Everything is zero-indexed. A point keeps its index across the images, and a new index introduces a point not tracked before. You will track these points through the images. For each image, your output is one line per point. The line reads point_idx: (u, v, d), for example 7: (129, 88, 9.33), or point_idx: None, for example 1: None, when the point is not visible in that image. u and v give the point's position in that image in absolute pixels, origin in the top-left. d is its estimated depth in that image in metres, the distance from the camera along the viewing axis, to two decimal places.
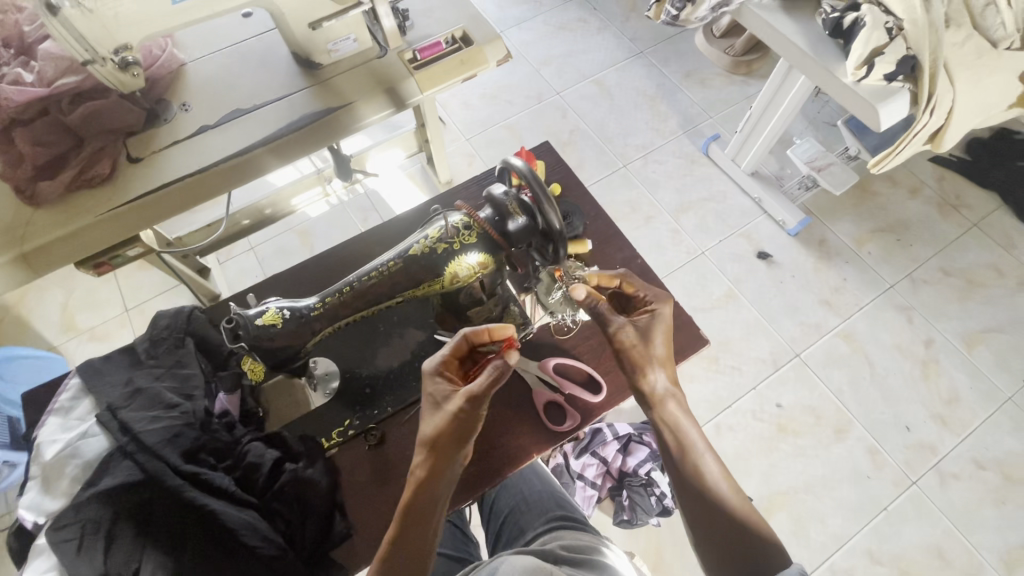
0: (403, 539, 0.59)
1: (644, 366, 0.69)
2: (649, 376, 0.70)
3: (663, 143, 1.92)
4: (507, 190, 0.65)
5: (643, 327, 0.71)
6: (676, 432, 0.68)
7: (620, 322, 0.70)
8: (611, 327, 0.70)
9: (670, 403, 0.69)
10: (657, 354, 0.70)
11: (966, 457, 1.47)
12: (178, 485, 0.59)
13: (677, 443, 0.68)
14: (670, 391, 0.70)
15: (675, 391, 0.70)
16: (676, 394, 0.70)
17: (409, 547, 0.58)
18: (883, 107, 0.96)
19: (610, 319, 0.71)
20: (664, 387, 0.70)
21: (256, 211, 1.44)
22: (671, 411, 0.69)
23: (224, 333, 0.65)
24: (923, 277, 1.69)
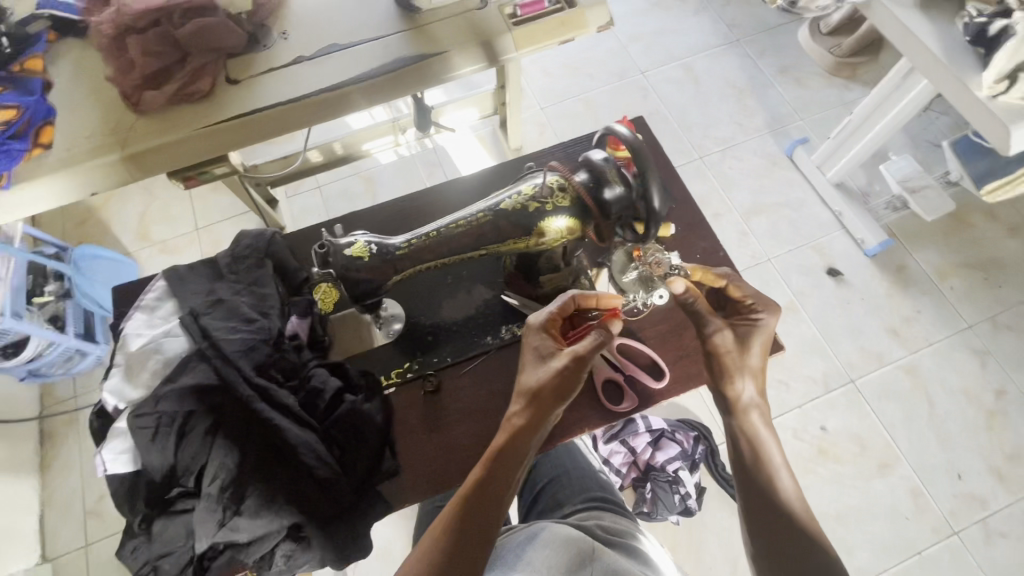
0: (491, 478, 0.60)
1: (734, 374, 0.68)
2: (738, 384, 0.69)
3: (746, 139, 1.83)
4: (608, 157, 0.63)
5: (742, 335, 0.69)
6: (755, 442, 0.68)
7: (718, 324, 0.69)
8: (705, 331, 0.69)
9: (754, 414, 0.68)
10: (749, 363, 0.69)
11: (1019, 518, 1.38)
12: (247, 397, 0.62)
13: (753, 454, 0.68)
14: (756, 403, 0.69)
15: (759, 402, 0.69)
16: (760, 407, 0.69)
17: (496, 487, 0.60)
18: (1016, 129, 0.88)
19: (706, 322, 0.69)
20: (750, 398, 0.69)
21: (328, 149, 1.46)
22: (752, 420, 0.69)
23: (315, 257, 0.67)
24: (1008, 323, 1.57)
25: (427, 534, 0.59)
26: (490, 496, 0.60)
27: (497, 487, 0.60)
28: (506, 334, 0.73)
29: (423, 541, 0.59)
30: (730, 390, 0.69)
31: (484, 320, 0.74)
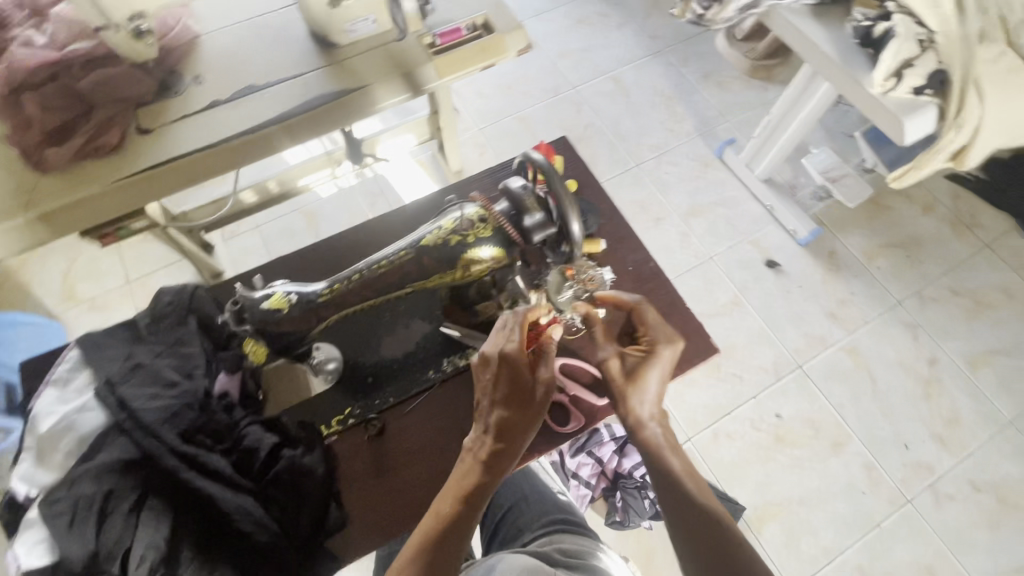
0: (468, 513, 0.60)
1: (628, 397, 0.68)
2: (631, 406, 0.68)
3: (678, 144, 1.90)
4: (525, 184, 0.63)
5: (636, 361, 0.69)
6: (661, 459, 0.66)
7: (609, 352, 0.70)
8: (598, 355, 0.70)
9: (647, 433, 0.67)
10: (634, 388, 0.68)
11: (963, 479, 1.46)
12: (173, 467, 0.59)
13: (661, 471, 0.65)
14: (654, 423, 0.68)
15: (658, 422, 0.68)
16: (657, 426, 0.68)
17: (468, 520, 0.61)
18: (909, 121, 0.95)
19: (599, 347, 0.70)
20: (645, 418, 0.68)
21: (263, 188, 1.42)
22: (653, 437, 0.67)
23: (229, 315, 0.65)
24: (932, 296, 1.68)
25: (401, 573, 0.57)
26: (461, 529, 0.60)
27: (466, 519, 0.61)
28: (449, 367, 0.73)
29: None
30: (628, 411, 0.68)
31: (425, 353, 0.74)
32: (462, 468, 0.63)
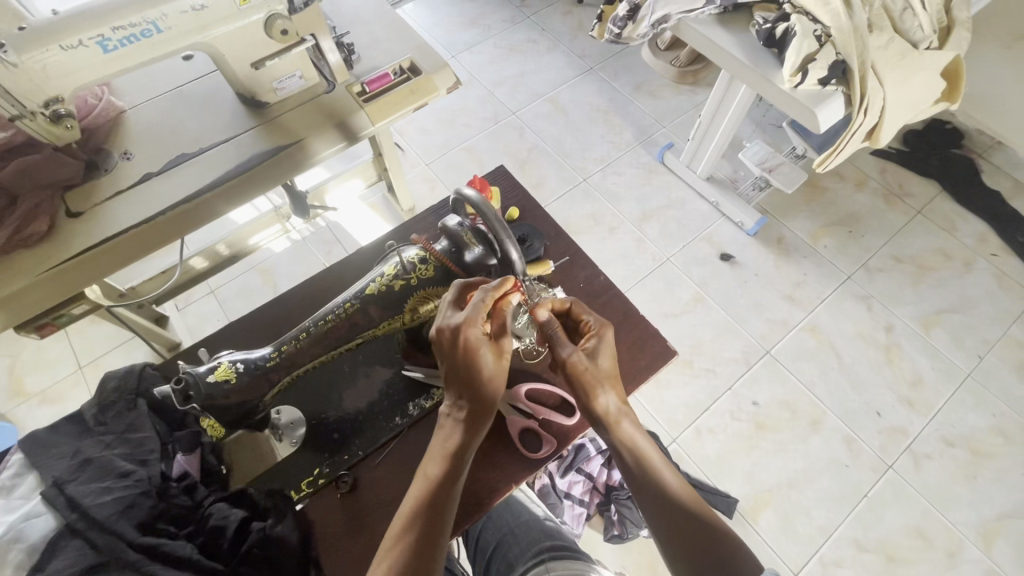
0: (454, 475, 0.64)
1: (596, 388, 0.70)
2: (597, 397, 0.70)
3: (620, 154, 1.97)
4: (461, 221, 0.72)
5: (590, 351, 0.71)
6: (632, 451, 0.70)
7: (570, 348, 0.70)
8: (561, 355, 0.70)
9: (625, 421, 0.70)
10: (606, 373, 0.71)
11: (936, 437, 1.51)
12: (135, 561, 0.56)
13: (636, 459, 0.69)
14: (619, 414, 0.71)
15: (621, 412, 0.71)
16: (627, 413, 0.71)
17: (456, 484, 0.64)
18: (820, 111, 1.01)
19: (560, 347, 0.70)
20: (613, 409, 0.71)
21: (213, 253, 1.38)
22: (626, 431, 0.70)
23: (173, 395, 0.65)
24: (878, 266, 1.76)
25: (396, 546, 0.59)
26: (449, 495, 0.63)
27: (453, 483, 0.64)
28: (416, 410, 0.74)
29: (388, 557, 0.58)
30: (595, 407, 0.70)
31: (388, 401, 0.75)
32: (443, 433, 0.67)
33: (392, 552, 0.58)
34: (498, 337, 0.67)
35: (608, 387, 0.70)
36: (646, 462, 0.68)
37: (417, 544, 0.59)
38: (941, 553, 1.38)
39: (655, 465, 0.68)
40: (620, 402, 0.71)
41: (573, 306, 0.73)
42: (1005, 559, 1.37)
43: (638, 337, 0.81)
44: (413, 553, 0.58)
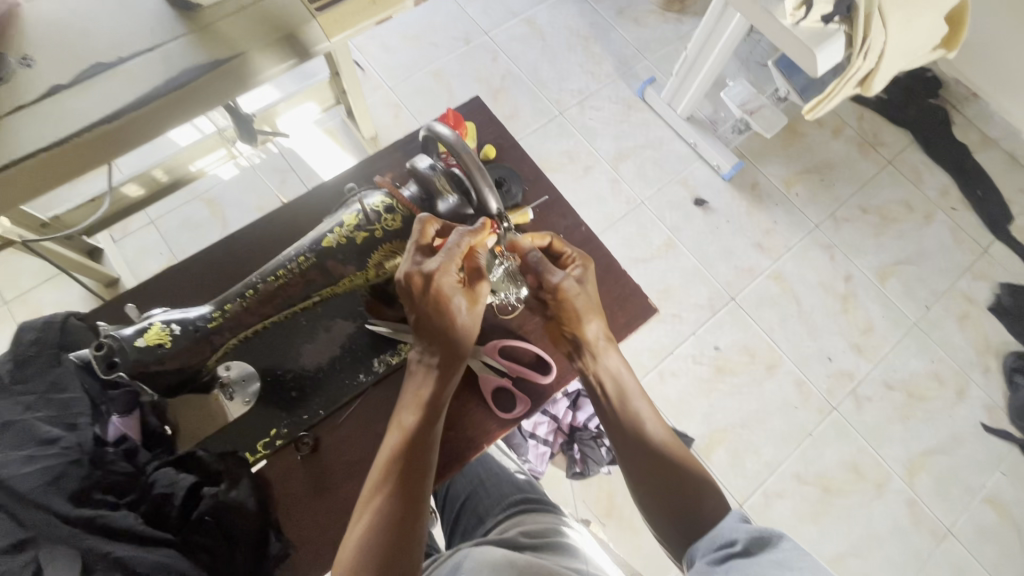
0: (431, 424, 0.62)
1: (582, 314, 0.68)
2: (580, 326, 0.69)
3: (599, 87, 1.85)
4: (432, 164, 0.64)
5: (573, 281, 0.69)
6: (612, 385, 0.71)
7: (562, 274, 0.68)
8: (552, 281, 0.67)
9: (607, 353, 0.70)
10: (591, 300, 0.69)
11: (878, 381, 1.61)
12: (68, 535, 0.53)
13: (618, 391, 0.71)
14: (600, 347, 0.70)
15: (600, 346, 0.70)
16: (609, 348, 0.71)
17: (433, 432, 0.62)
18: (820, 52, 0.94)
19: (551, 274, 0.67)
20: (592, 339, 0.70)
21: (149, 179, 1.23)
22: (612, 363, 0.70)
23: (94, 362, 0.59)
24: (844, 216, 1.77)
25: (376, 497, 0.57)
26: (427, 443, 0.61)
27: (428, 431, 0.62)
28: (382, 366, 0.71)
29: (368, 509, 0.57)
30: (582, 335, 0.70)
31: (351, 358, 0.71)
32: (415, 382, 0.64)
33: (372, 502, 0.57)
34: (473, 283, 0.64)
35: (590, 316, 0.68)
36: (625, 398, 0.70)
37: (397, 495, 0.57)
38: (871, 484, 1.50)
39: (633, 402, 0.70)
40: (602, 335, 0.70)
41: (552, 240, 0.71)
42: (924, 490, 1.51)
43: (619, 294, 0.78)
44: (393, 504, 0.57)
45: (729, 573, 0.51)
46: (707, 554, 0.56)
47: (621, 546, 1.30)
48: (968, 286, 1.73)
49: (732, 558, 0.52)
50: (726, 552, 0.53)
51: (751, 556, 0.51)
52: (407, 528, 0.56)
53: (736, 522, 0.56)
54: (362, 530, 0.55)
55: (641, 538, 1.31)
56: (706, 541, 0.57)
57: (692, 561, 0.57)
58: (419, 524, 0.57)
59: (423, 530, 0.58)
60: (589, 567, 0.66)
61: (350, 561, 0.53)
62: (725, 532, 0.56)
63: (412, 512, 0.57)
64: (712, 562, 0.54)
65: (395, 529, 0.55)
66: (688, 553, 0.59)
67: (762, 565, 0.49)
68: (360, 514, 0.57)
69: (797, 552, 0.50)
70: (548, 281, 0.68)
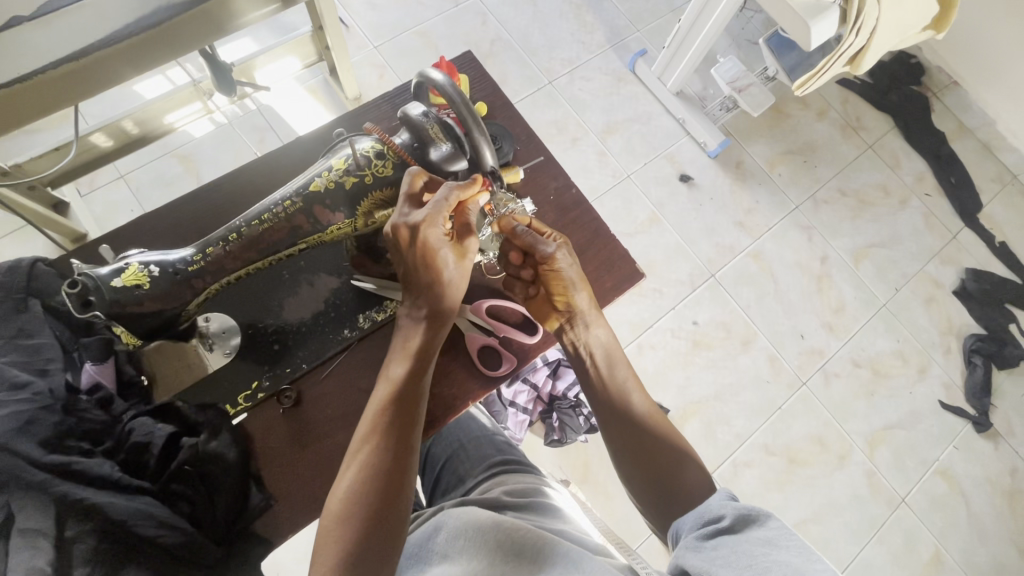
0: (419, 376, 0.61)
1: (571, 288, 0.69)
2: (569, 297, 0.70)
3: (589, 57, 1.81)
4: (425, 111, 0.62)
5: (564, 253, 0.69)
6: (600, 353, 0.72)
7: (554, 245, 0.68)
8: (544, 253, 0.67)
9: (596, 326, 0.71)
10: (577, 276, 0.70)
11: (846, 359, 1.67)
12: (41, 481, 0.51)
13: (608, 360, 0.72)
14: (591, 317, 0.71)
15: (590, 315, 0.71)
16: (597, 319, 0.71)
17: (421, 383, 0.62)
18: (815, 25, 0.95)
19: (543, 247, 0.67)
20: (582, 309, 0.71)
21: (119, 130, 1.16)
22: (597, 339, 0.71)
23: (68, 300, 0.57)
24: (824, 198, 1.81)
25: (364, 449, 0.57)
26: (416, 394, 0.61)
27: (417, 384, 0.61)
28: (367, 322, 0.71)
29: (356, 460, 0.56)
30: (572, 306, 0.70)
31: (335, 312, 0.71)
32: (403, 335, 0.64)
33: (361, 454, 0.57)
34: (462, 237, 0.63)
35: (580, 286, 0.69)
36: (612, 369, 0.72)
37: (386, 446, 0.57)
38: (834, 456, 1.57)
39: (619, 371, 0.72)
40: (590, 304, 0.71)
41: (533, 221, 0.71)
42: (883, 462, 1.59)
43: (607, 258, 0.78)
44: (381, 455, 0.56)
45: (719, 547, 0.54)
46: (694, 529, 0.58)
47: (596, 509, 1.33)
48: (936, 270, 1.79)
49: (720, 535, 0.56)
50: (714, 527, 0.56)
51: (738, 533, 0.55)
52: (398, 477, 0.56)
53: (724, 499, 0.60)
54: (352, 481, 0.55)
55: (614, 503, 1.35)
56: (693, 516, 0.60)
57: (678, 535, 0.60)
58: (409, 474, 0.57)
59: (413, 480, 0.58)
60: (570, 526, 0.68)
61: (341, 512, 0.54)
62: (713, 508, 0.59)
63: (402, 463, 0.57)
64: (701, 536, 0.57)
65: (386, 479, 0.55)
66: (674, 527, 0.62)
67: (752, 543, 0.53)
68: (348, 465, 0.57)
69: (782, 530, 0.54)
70: (540, 252, 0.68)
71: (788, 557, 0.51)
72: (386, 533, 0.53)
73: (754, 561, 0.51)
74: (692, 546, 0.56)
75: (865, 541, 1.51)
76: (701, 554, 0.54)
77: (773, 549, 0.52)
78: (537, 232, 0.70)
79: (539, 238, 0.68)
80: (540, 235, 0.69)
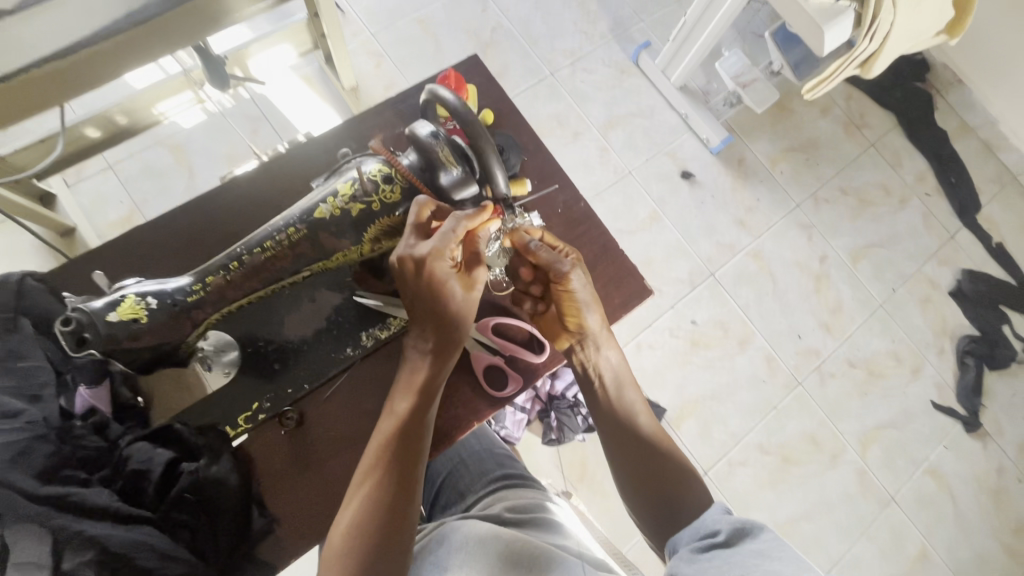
0: (425, 407, 0.61)
1: (582, 307, 0.68)
2: (580, 317, 0.68)
3: (593, 49, 1.77)
4: (434, 132, 0.60)
5: (578, 274, 0.67)
6: (609, 376, 0.71)
7: (570, 264, 0.66)
8: (562, 271, 0.66)
9: (605, 348, 0.70)
10: (592, 296, 0.69)
11: (842, 359, 1.68)
12: (39, 513, 0.52)
13: (615, 382, 0.71)
14: (602, 339, 0.70)
15: (601, 338, 0.70)
16: (607, 339, 0.70)
17: (427, 416, 0.61)
18: (829, 30, 0.92)
19: (559, 265, 0.66)
20: (592, 330, 0.69)
21: (106, 120, 1.12)
22: (607, 361, 0.71)
23: (63, 338, 0.57)
24: (824, 197, 1.80)
25: (368, 482, 0.56)
26: (420, 427, 0.60)
27: (422, 416, 0.60)
28: (370, 339, 0.71)
29: (357, 496, 0.56)
30: (582, 327, 0.69)
31: (337, 328, 0.70)
32: (409, 365, 0.63)
33: (364, 488, 0.56)
34: (471, 268, 0.63)
35: (592, 307, 0.68)
36: (620, 392, 0.71)
37: (388, 480, 0.56)
38: (827, 455, 1.59)
39: (628, 394, 0.71)
40: (602, 325, 0.70)
41: (542, 233, 0.69)
42: (875, 461, 1.61)
43: (613, 275, 0.77)
44: (383, 490, 0.56)
45: (712, 560, 0.53)
46: (690, 543, 0.58)
47: (593, 509, 1.34)
48: (932, 271, 1.79)
49: (715, 547, 0.55)
50: (710, 541, 0.56)
51: (732, 546, 0.54)
52: (400, 513, 0.56)
53: (719, 514, 0.59)
54: (352, 517, 0.55)
55: (611, 503, 1.36)
56: (689, 531, 0.59)
57: (674, 550, 0.60)
58: (413, 509, 0.57)
59: (416, 516, 0.57)
60: (571, 541, 0.68)
61: (343, 546, 0.53)
62: (708, 523, 0.59)
63: (403, 498, 0.56)
64: (696, 549, 0.56)
65: (387, 516, 0.55)
66: (670, 543, 0.61)
67: (746, 557, 0.52)
68: (351, 498, 0.57)
69: (775, 541, 0.54)
70: (555, 271, 0.66)
71: (781, 567, 0.51)
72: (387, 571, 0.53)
73: (746, 572, 0.50)
74: (686, 558, 0.55)
75: (854, 538, 1.54)
76: (694, 566, 0.53)
77: (765, 559, 0.52)
78: (550, 246, 0.68)
79: (552, 256, 0.66)
80: (554, 251, 0.67)
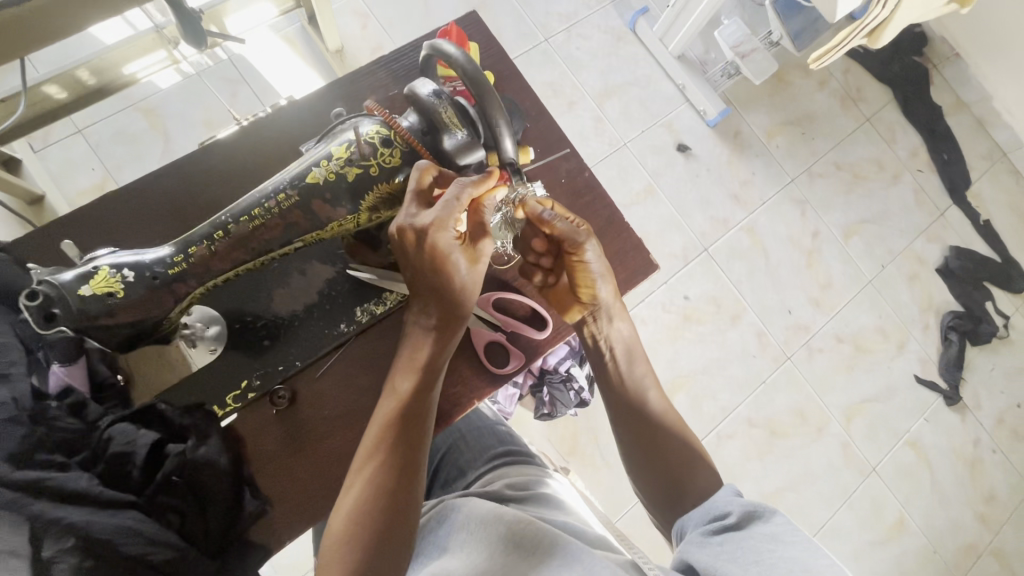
0: (427, 386, 0.59)
1: (596, 279, 0.66)
2: (594, 290, 0.67)
3: (589, 13, 1.70)
4: (436, 92, 0.58)
5: (593, 247, 0.66)
6: (620, 347, 0.70)
7: (586, 237, 0.64)
8: (580, 242, 0.64)
9: (619, 321, 0.70)
10: (607, 268, 0.67)
11: (831, 334, 1.69)
12: (13, 500, 0.48)
13: (627, 355, 0.70)
14: (615, 310, 0.69)
15: (615, 309, 0.69)
16: (621, 314, 0.70)
17: (430, 396, 0.59)
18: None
19: (578, 236, 0.64)
20: (606, 302, 0.68)
21: (73, 79, 1.04)
22: (620, 335, 0.70)
23: (30, 314, 0.55)
24: (819, 171, 1.78)
25: (370, 465, 0.55)
26: (423, 408, 0.58)
27: (425, 397, 0.59)
28: (365, 314, 0.69)
29: (360, 476, 0.54)
30: (595, 300, 0.68)
31: (329, 303, 0.69)
32: (410, 343, 0.60)
33: (366, 470, 0.55)
34: (476, 240, 0.60)
35: (605, 279, 0.66)
36: (631, 366, 0.70)
37: (391, 463, 0.55)
38: (812, 427, 1.62)
39: (637, 368, 0.70)
40: (615, 296, 0.69)
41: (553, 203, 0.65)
42: (858, 434, 1.64)
43: (618, 248, 0.75)
44: (386, 472, 0.54)
45: (723, 544, 0.53)
46: (699, 526, 0.58)
47: (585, 481, 1.35)
48: (921, 247, 1.81)
49: (725, 531, 0.55)
50: (720, 524, 0.55)
51: (743, 529, 0.54)
52: (402, 496, 0.54)
53: (730, 496, 0.59)
54: (356, 498, 0.53)
55: (602, 476, 1.37)
56: (699, 513, 0.59)
57: (683, 532, 0.59)
58: (416, 491, 0.55)
59: (419, 499, 0.56)
60: (573, 519, 0.67)
61: (345, 530, 0.52)
62: (718, 505, 0.58)
63: (407, 480, 0.55)
64: (706, 532, 0.56)
65: (390, 499, 0.53)
66: (679, 524, 0.61)
67: (758, 542, 0.52)
68: (352, 480, 0.55)
69: (788, 525, 0.53)
70: (572, 242, 0.64)
71: (794, 552, 0.50)
72: (391, 555, 0.52)
73: (760, 558, 0.50)
74: (697, 541, 0.55)
75: (837, 507, 1.58)
76: (705, 551, 0.53)
77: (778, 544, 0.51)
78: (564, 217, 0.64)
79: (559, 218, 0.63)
80: (569, 221, 0.64)
